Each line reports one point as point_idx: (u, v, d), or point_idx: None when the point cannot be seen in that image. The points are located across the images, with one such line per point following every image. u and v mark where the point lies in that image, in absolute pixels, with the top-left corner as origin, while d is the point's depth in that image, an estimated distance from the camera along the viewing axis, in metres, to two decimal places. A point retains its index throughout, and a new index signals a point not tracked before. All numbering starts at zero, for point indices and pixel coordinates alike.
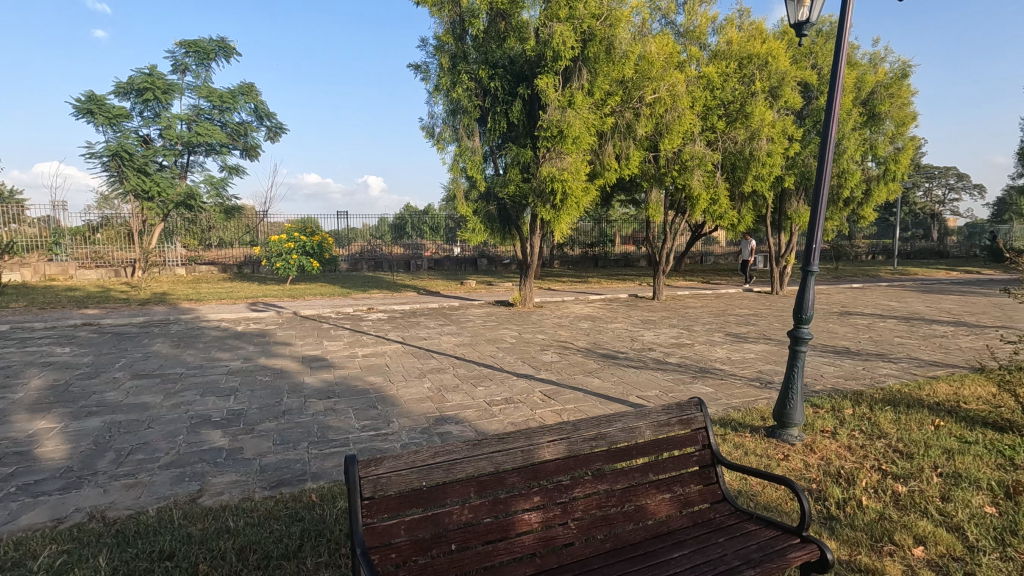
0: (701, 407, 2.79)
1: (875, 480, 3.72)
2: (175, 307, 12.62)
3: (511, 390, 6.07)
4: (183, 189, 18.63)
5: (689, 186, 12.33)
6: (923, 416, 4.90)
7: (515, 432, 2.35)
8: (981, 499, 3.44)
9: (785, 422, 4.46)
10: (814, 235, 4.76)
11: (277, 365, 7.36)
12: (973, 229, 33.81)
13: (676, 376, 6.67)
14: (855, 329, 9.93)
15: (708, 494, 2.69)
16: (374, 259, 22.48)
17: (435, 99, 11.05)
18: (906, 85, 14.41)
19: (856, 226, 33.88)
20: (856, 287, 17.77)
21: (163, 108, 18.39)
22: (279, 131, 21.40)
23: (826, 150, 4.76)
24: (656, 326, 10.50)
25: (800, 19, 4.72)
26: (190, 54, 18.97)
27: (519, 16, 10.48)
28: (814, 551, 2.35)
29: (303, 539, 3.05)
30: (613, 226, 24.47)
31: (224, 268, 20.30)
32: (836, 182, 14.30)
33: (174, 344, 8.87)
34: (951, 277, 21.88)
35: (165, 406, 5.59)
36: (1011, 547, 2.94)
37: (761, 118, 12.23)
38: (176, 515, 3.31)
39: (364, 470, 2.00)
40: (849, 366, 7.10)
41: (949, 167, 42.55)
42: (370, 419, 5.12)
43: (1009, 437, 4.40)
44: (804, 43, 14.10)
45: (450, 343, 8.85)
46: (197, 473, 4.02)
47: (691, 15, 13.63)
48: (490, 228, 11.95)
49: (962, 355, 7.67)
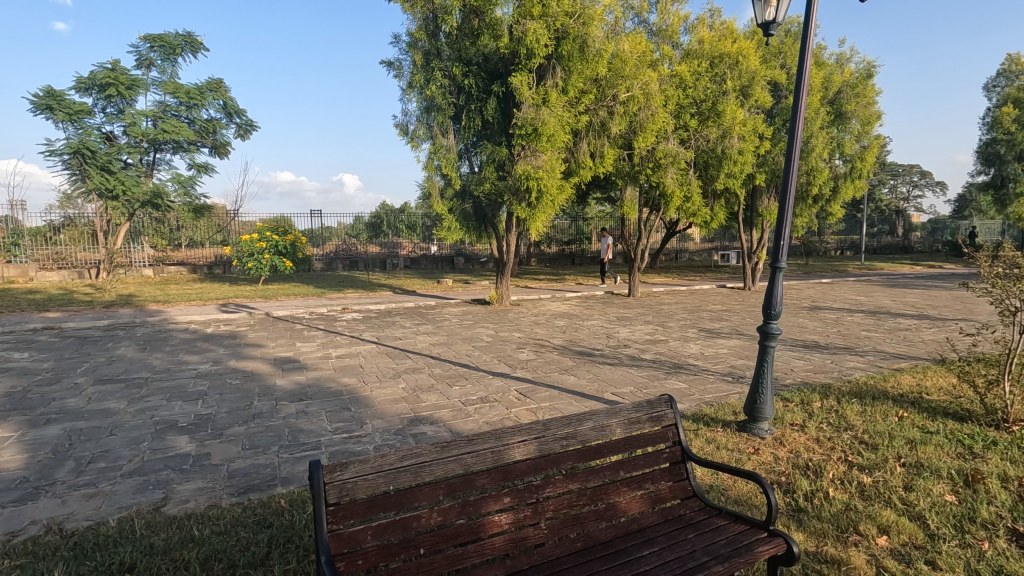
0: (671, 404, 2.80)
1: (842, 471, 3.80)
2: (142, 309, 12.26)
3: (486, 389, 6.03)
4: (149, 188, 18.09)
5: (664, 184, 12.45)
6: (888, 408, 5.04)
7: (485, 433, 2.32)
8: (943, 487, 3.54)
9: (756, 416, 4.52)
10: (783, 232, 4.82)
11: (247, 368, 7.20)
12: (936, 225, 35.24)
13: (650, 372, 6.73)
14: (824, 323, 10.18)
15: (679, 491, 2.72)
16: (349, 258, 22.22)
17: (408, 97, 10.91)
18: (872, 84, 14.84)
19: (824, 221, 34.69)
20: (824, 283, 18.22)
21: (127, 104, 17.81)
22: (250, 128, 20.93)
23: (794, 148, 4.82)
24: (631, 323, 10.56)
25: (767, 19, 4.78)
26: (154, 49, 18.42)
27: (493, 13, 10.40)
28: (781, 545, 2.38)
29: (272, 546, 2.98)
30: (590, 224, 24.58)
31: (194, 268, 19.90)
32: (805, 180, 14.60)
33: (139, 348, 8.61)
34: (915, 272, 22.63)
35: (129, 412, 5.42)
36: (969, 534, 3.04)
37: (732, 116, 12.44)
38: (137, 525, 3.21)
39: (329, 475, 1.95)
40: (818, 360, 7.27)
41: (912, 166, 44.13)
42: (343, 421, 5.04)
43: (969, 427, 4.54)
44: (773, 42, 14.34)
45: (425, 342, 8.77)
46: (162, 480, 3.90)
47: (664, 15, 13.76)
48: (465, 226, 11.88)
49: (925, 348, 7.93)
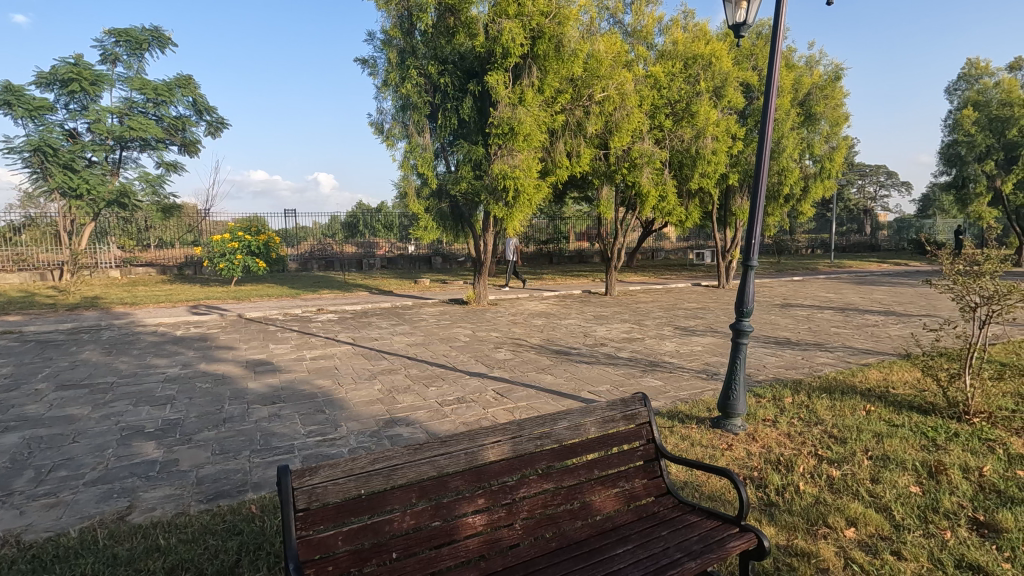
0: (645, 402, 2.82)
1: (812, 465, 3.88)
2: (108, 312, 11.90)
3: (463, 390, 6.00)
4: (115, 187, 17.52)
5: (639, 183, 12.56)
6: (856, 402, 5.16)
7: (459, 435, 2.30)
8: (907, 479, 3.64)
9: (729, 412, 4.58)
10: (754, 231, 4.89)
11: (219, 371, 7.04)
12: (903, 224, 36.34)
13: (626, 370, 6.79)
14: (795, 320, 10.41)
15: (653, 488, 2.74)
16: (325, 258, 21.95)
17: (383, 95, 10.79)
18: (839, 87, 15.25)
19: (795, 220, 35.49)
20: (796, 280, 18.62)
21: (91, 100, 17.26)
22: (221, 126, 20.45)
23: (765, 149, 4.88)
24: (608, 321, 10.62)
25: (737, 21, 4.85)
26: (120, 44, 17.88)
27: (469, 12, 10.35)
28: (752, 539, 2.41)
29: (241, 554, 2.92)
30: (567, 224, 24.74)
31: (163, 270, 19.43)
32: (777, 180, 14.88)
33: (105, 351, 8.35)
34: (882, 270, 23.26)
35: (93, 418, 5.24)
36: (932, 524, 3.12)
37: (706, 117, 12.61)
38: (101, 535, 3.10)
39: (298, 480, 1.91)
40: (790, 356, 7.41)
41: (878, 166, 45.53)
42: (317, 424, 4.96)
43: (933, 420, 4.68)
44: (745, 44, 14.60)
45: (402, 343, 8.71)
46: (127, 488, 3.78)
47: (639, 15, 13.89)
48: (442, 226, 11.81)
49: (891, 343, 8.15)
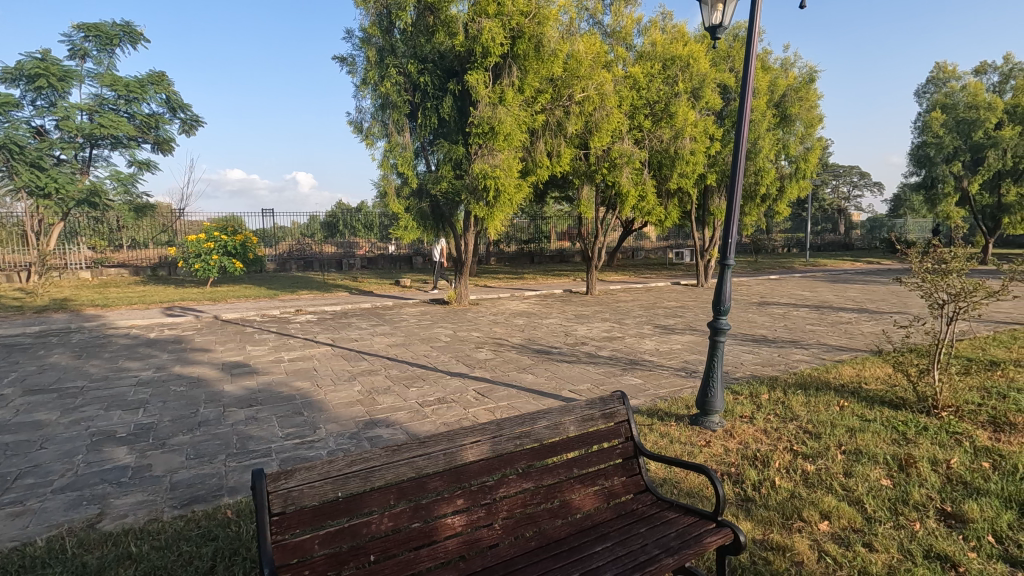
0: (624, 400, 2.84)
1: (788, 460, 3.95)
2: (78, 314, 11.57)
3: (443, 390, 5.98)
4: (85, 185, 17.04)
5: (619, 183, 12.67)
6: (830, 398, 5.27)
7: (437, 435, 2.29)
8: (879, 472, 3.72)
9: (707, 409, 4.64)
10: (731, 231, 4.96)
11: (194, 373, 6.91)
12: (875, 223, 37.25)
13: (607, 369, 6.84)
14: (772, 318, 10.60)
15: (632, 485, 2.76)
16: (303, 259, 21.66)
17: (362, 93, 10.68)
18: (813, 89, 15.57)
19: (772, 220, 36.17)
20: (772, 279, 18.95)
21: (60, 97, 16.78)
22: (196, 124, 20.04)
23: (741, 149, 4.95)
24: (589, 320, 10.68)
25: (713, 23, 4.91)
26: (89, 39, 17.39)
27: (449, 10, 10.31)
28: (728, 534, 2.45)
29: (217, 559, 2.87)
30: (548, 223, 24.83)
31: (136, 271, 19.04)
32: (753, 180, 15.13)
33: (74, 355, 8.11)
34: (855, 268, 23.80)
35: (61, 424, 5.09)
36: (902, 516, 3.21)
37: (684, 118, 12.75)
38: (69, 544, 3.01)
39: (273, 484, 1.88)
40: (767, 353, 7.54)
41: (852, 167, 46.60)
42: (295, 426, 4.89)
43: (904, 414, 4.79)
44: (722, 46, 14.81)
45: (382, 343, 8.64)
46: (98, 495, 3.68)
47: (618, 16, 13.99)
48: (422, 225, 11.73)
49: (864, 340, 8.35)
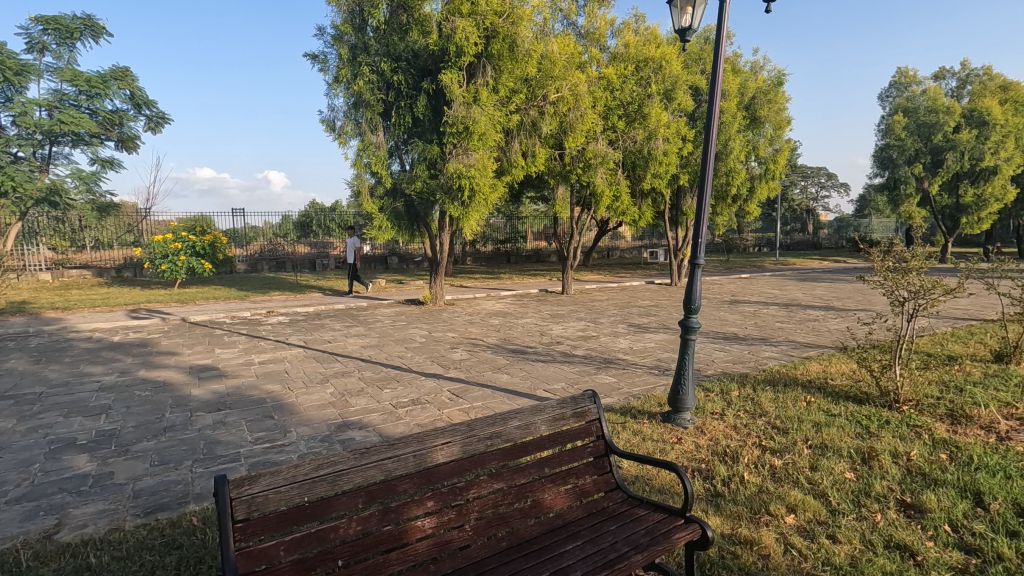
0: (595, 399, 2.86)
1: (756, 455, 4.03)
2: (37, 318, 11.14)
3: (418, 391, 5.93)
4: (44, 184, 16.61)
5: (593, 183, 12.79)
6: (797, 394, 5.39)
7: (407, 437, 2.27)
8: (843, 466, 3.82)
9: (679, 407, 4.70)
10: (701, 231, 5.03)
11: (160, 377, 6.72)
12: (842, 224, 38.34)
13: (582, 368, 6.88)
14: (743, 316, 10.82)
15: (603, 484, 2.78)
16: (275, 259, 21.22)
17: (335, 91, 10.53)
18: (781, 92, 15.92)
19: (743, 220, 36.90)
20: (744, 278, 19.34)
21: (16, 91, 16.15)
22: (162, 121, 19.52)
23: (710, 150, 5.02)
24: (564, 320, 10.73)
25: (683, 25, 4.97)
26: (47, 32, 16.75)
27: (422, 9, 10.21)
28: (696, 530, 2.48)
29: (180, 569, 2.79)
30: (524, 223, 24.91)
31: (99, 272, 18.31)
32: (724, 180, 15.40)
33: (32, 360, 7.81)
34: (823, 266, 24.44)
35: (18, 432, 4.89)
36: (864, 507, 3.30)
37: (657, 118, 12.92)
38: (23, 556, 2.89)
39: (236, 490, 1.83)
40: (737, 351, 7.69)
41: (820, 168, 47.84)
42: (265, 431, 4.79)
43: (867, 408, 4.93)
44: (694, 49, 15.04)
45: (356, 345, 8.54)
46: (56, 505, 3.55)
47: (591, 18, 14.08)
48: (397, 225, 11.61)
49: (830, 337, 8.57)
